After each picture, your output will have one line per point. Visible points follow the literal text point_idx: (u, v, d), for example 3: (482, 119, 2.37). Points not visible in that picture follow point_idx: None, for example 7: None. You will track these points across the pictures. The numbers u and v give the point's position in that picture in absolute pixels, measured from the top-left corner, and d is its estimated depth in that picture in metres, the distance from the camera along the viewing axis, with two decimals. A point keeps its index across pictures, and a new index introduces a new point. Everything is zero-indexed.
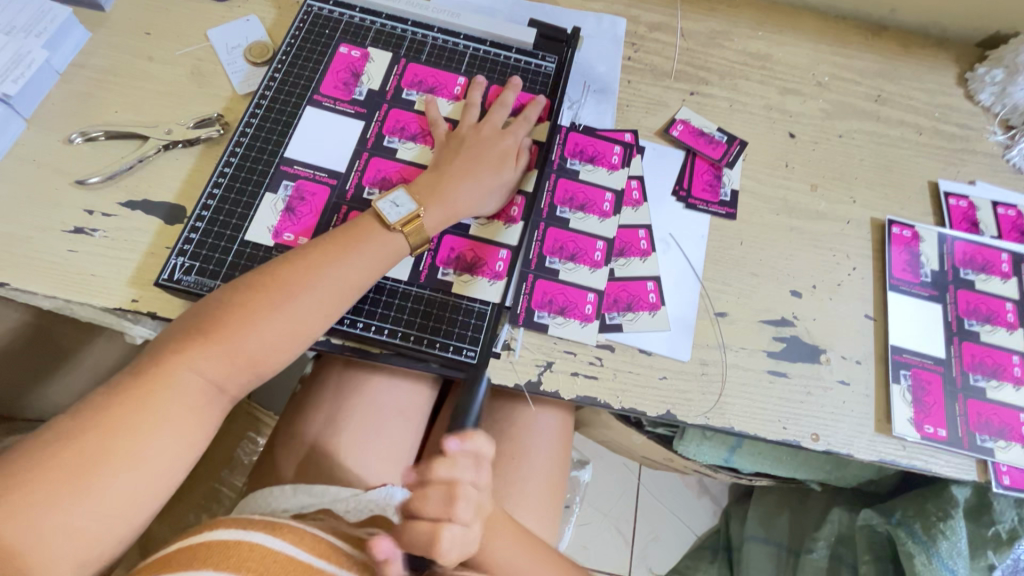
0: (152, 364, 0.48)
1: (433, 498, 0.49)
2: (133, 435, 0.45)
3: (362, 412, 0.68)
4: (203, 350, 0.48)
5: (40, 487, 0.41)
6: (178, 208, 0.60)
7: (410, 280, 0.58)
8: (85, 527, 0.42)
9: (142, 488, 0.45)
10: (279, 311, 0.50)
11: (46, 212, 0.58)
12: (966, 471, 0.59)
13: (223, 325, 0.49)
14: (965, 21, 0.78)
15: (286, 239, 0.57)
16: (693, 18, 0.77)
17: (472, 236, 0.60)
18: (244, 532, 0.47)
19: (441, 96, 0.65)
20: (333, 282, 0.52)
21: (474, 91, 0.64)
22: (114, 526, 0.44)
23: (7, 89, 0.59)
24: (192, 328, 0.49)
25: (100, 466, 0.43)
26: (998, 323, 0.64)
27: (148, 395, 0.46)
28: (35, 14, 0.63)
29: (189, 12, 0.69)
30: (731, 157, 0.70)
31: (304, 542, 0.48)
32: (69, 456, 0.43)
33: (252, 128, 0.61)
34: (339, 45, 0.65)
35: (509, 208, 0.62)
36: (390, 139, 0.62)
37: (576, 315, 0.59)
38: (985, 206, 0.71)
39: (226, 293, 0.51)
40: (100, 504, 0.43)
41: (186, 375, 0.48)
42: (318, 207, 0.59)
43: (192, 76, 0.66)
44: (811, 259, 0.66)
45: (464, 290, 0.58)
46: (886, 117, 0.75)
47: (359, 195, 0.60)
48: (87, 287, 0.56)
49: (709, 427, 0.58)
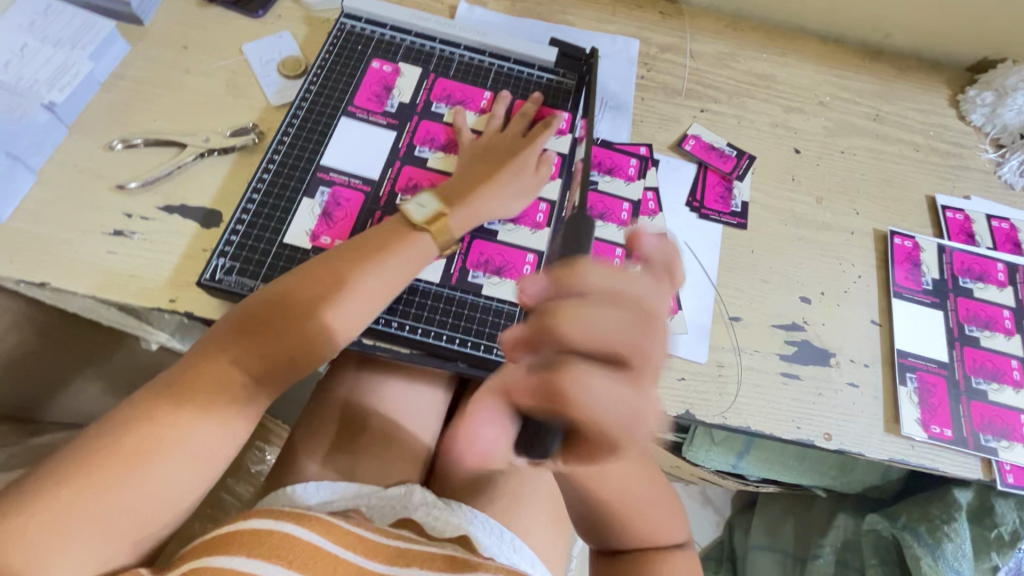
0: (197, 360, 0.50)
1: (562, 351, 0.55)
2: (183, 427, 0.47)
3: (383, 413, 0.69)
4: (248, 347, 0.51)
5: (96, 473, 0.43)
6: (215, 213, 0.62)
7: (441, 281, 0.60)
8: (138, 510, 0.45)
9: (190, 475, 0.47)
10: (319, 311, 0.53)
11: (86, 215, 0.60)
12: (972, 470, 0.61)
13: (267, 322, 0.51)
14: (957, 48, 0.83)
15: (323, 242, 0.59)
16: (701, 41, 0.82)
17: (498, 240, 0.63)
18: (274, 522, 0.48)
19: (468, 109, 0.68)
20: (370, 282, 0.55)
21: (499, 104, 0.68)
22: (164, 511, 0.46)
23: (53, 98, 0.62)
24: (235, 325, 0.51)
25: (151, 455, 0.45)
26: (996, 329, 0.67)
27: (196, 390, 0.48)
28: (80, 27, 0.66)
29: (225, 28, 0.72)
30: (740, 171, 0.73)
31: (331, 534, 0.50)
32: (121, 447, 0.45)
33: (289, 137, 0.64)
34: (372, 60, 0.69)
35: (534, 215, 0.65)
36: (421, 149, 0.65)
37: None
38: (980, 219, 0.74)
39: (267, 292, 0.53)
40: (152, 490, 0.45)
41: (231, 370, 0.50)
42: (352, 213, 0.61)
43: (228, 88, 0.69)
44: (819, 268, 0.69)
45: (493, 292, 0.61)
46: (885, 135, 0.79)
47: (392, 202, 0.62)
48: (124, 287, 0.58)
49: (726, 426, 0.60)
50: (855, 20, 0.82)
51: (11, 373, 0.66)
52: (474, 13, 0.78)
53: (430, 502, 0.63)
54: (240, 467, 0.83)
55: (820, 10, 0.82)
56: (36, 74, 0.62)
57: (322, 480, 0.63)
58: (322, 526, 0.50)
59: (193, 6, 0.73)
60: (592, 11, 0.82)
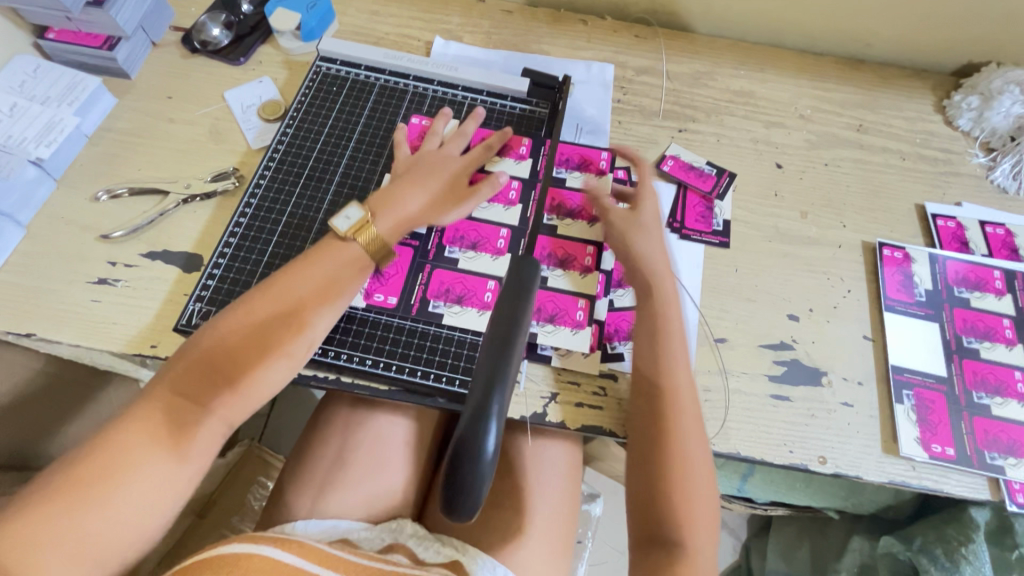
0: (156, 397, 0.50)
1: (639, 228, 0.63)
2: (143, 450, 0.47)
3: (368, 451, 0.67)
4: (203, 384, 0.51)
5: (58, 499, 0.44)
6: (196, 258, 0.63)
7: (404, 311, 0.61)
8: (100, 537, 0.44)
9: (152, 500, 0.47)
10: (271, 344, 0.53)
11: (71, 265, 0.62)
12: (978, 490, 0.59)
13: (221, 358, 0.51)
14: (939, 55, 0.82)
15: (378, 300, 0.61)
16: (678, 61, 0.82)
17: (460, 269, 0.63)
18: (256, 546, 0.46)
19: (508, 157, 0.69)
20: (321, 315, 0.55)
21: (438, 122, 0.68)
22: (128, 537, 0.46)
23: (41, 154, 0.64)
24: (189, 358, 0.51)
25: (113, 480, 0.45)
26: (997, 340, 0.65)
27: (162, 419, 0.49)
28: (67, 83, 0.68)
29: (207, 77, 0.75)
30: (721, 189, 0.73)
31: (311, 554, 0.48)
32: (82, 472, 0.45)
33: (265, 180, 0.66)
34: (411, 116, 0.71)
35: (496, 240, 0.64)
36: (451, 249, 0.64)
37: (567, 321, 0.61)
38: (973, 226, 0.72)
39: (217, 327, 0.53)
40: (114, 517, 0.45)
41: (189, 404, 0.50)
42: (404, 268, 0.63)
43: (210, 134, 0.71)
44: (807, 284, 0.68)
45: (457, 322, 0.61)
46: (869, 145, 0.78)
47: (441, 253, 0.64)
48: (107, 334, 0.59)
49: (715, 453, 0.59)
50: (832, 33, 0.82)
51: (5, 423, 0.67)
52: (450, 48, 0.80)
53: (422, 534, 0.61)
54: (243, 504, 0.83)
55: (796, 24, 0.82)
56: (24, 131, 0.64)
57: (311, 519, 0.62)
58: (301, 547, 0.48)
59: (178, 57, 0.76)
60: (568, 38, 0.83)
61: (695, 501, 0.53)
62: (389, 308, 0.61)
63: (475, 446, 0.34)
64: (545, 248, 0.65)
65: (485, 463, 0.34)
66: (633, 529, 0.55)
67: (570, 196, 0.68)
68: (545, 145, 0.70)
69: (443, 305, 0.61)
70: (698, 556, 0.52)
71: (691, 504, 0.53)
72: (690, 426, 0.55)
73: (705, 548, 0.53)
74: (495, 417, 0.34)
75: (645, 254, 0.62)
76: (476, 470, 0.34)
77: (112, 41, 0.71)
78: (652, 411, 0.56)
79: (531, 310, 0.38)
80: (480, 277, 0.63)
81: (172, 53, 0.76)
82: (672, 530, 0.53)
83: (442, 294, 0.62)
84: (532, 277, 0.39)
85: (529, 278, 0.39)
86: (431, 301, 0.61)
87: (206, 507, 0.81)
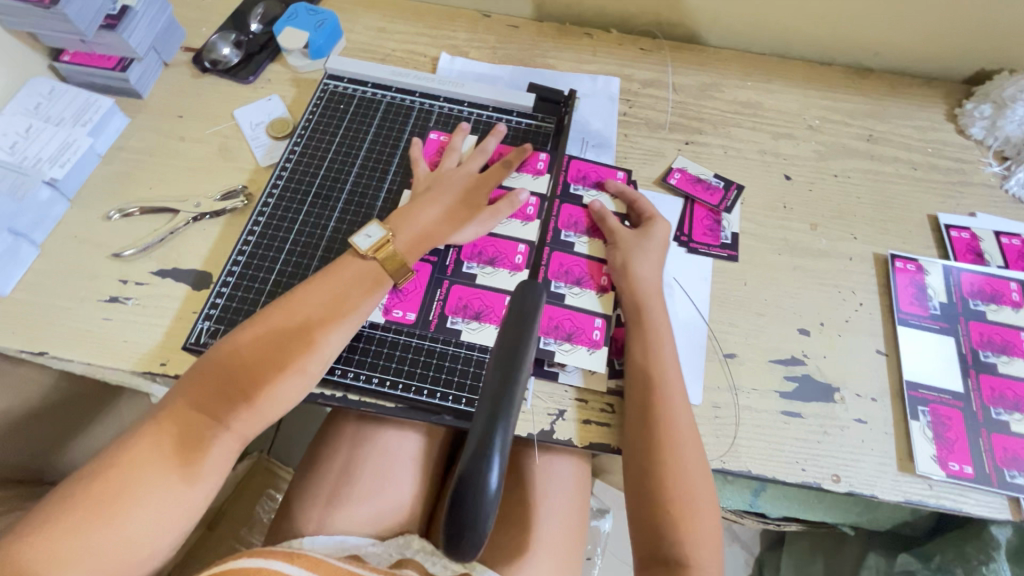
0: (167, 415, 0.50)
1: (636, 249, 0.63)
2: (152, 469, 0.47)
3: (375, 466, 0.67)
4: (217, 401, 0.51)
5: (69, 519, 0.44)
6: (205, 275, 0.64)
7: (422, 327, 0.61)
8: (109, 558, 0.44)
9: (161, 521, 0.47)
10: (280, 363, 0.53)
11: (83, 283, 0.63)
12: (997, 509, 0.57)
13: (235, 375, 0.52)
14: (950, 63, 0.81)
15: (396, 316, 0.61)
16: (684, 73, 0.82)
17: (479, 284, 0.63)
18: (265, 561, 0.46)
19: (526, 172, 0.69)
20: (331, 333, 0.55)
21: (456, 138, 0.69)
22: (137, 558, 0.46)
23: (55, 174, 0.65)
24: (201, 376, 0.51)
25: (124, 499, 0.46)
26: (1015, 354, 0.63)
27: (169, 438, 0.49)
28: (81, 104, 0.70)
29: (218, 95, 0.76)
30: (729, 202, 0.72)
31: (320, 568, 0.48)
32: (93, 491, 0.45)
33: (274, 198, 0.67)
34: (430, 132, 0.72)
35: (513, 256, 0.64)
36: (469, 264, 0.64)
37: (584, 340, 0.61)
38: (988, 237, 0.71)
39: (232, 344, 0.53)
40: (124, 537, 0.45)
41: (199, 423, 0.50)
42: (422, 284, 0.63)
43: (220, 152, 0.72)
44: (817, 297, 0.67)
45: (474, 338, 0.61)
46: (879, 155, 0.77)
47: (459, 269, 0.64)
48: (117, 352, 0.59)
49: (725, 471, 0.58)
50: (840, 43, 0.81)
51: (18, 438, 0.67)
52: (456, 64, 0.80)
53: (429, 550, 0.62)
54: (252, 517, 0.83)
55: (803, 35, 0.81)
56: (39, 152, 0.65)
57: (318, 536, 0.62)
58: (309, 561, 0.48)
59: (189, 76, 0.77)
60: (573, 52, 0.83)
61: (694, 514, 0.52)
62: (408, 325, 0.61)
63: (478, 482, 0.33)
64: (563, 265, 0.65)
65: (489, 499, 0.33)
66: (636, 548, 0.54)
67: (587, 214, 0.68)
68: (563, 161, 0.70)
69: (461, 321, 0.61)
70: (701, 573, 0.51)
71: (689, 517, 0.52)
72: (685, 438, 0.55)
73: (709, 563, 0.52)
74: (499, 451, 0.34)
75: (641, 274, 0.62)
76: (479, 503, 0.33)
77: (125, 62, 0.72)
78: (641, 423, 0.56)
79: (537, 335, 0.37)
80: (498, 293, 0.63)
81: (183, 72, 0.77)
82: (671, 545, 0.52)
83: (461, 309, 0.62)
84: (536, 300, 0.37)
85: (534, 303, 0.37)
86: (450, 316, 0.61)
87: (217, 518, 0.81)
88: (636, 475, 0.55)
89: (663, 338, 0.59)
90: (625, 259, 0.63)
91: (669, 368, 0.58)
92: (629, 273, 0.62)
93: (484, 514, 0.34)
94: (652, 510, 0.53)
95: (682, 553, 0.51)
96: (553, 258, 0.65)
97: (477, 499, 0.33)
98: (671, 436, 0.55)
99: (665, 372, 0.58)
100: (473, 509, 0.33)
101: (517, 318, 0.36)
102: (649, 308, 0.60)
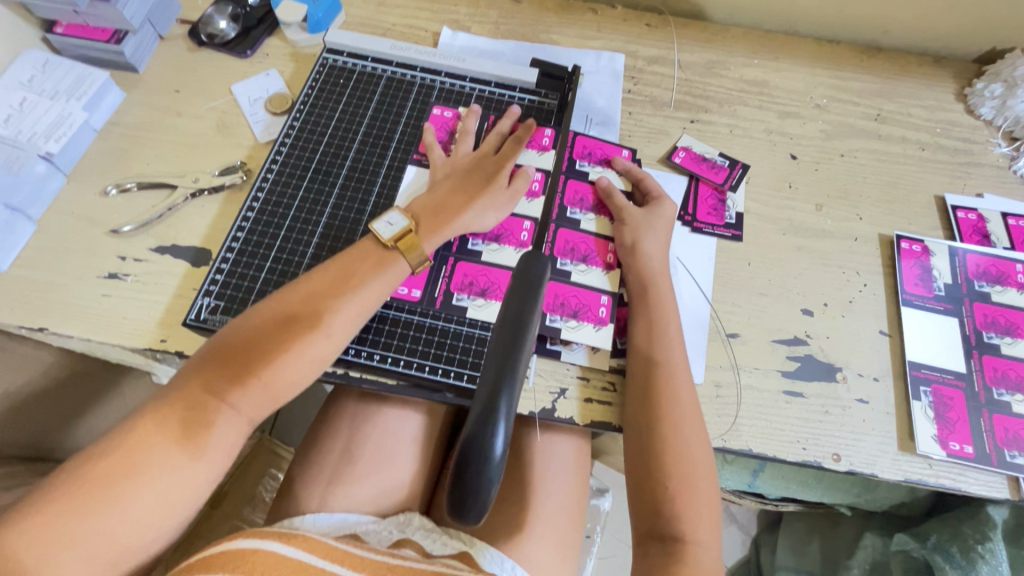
0: (175, 394, 0.50)
1: (644, 229, 0.63)
2: (158, 446, 0.47)
3: (377, 444, 0.67)
4: (223, 380, 0.51)
5: (75, 495, 0.44)
6: (205, 252, 0.63)
7: (426, 303, 0.60)
8: (115, 534, 0.44)
9: (167, 497, 0.47)
10: (287, 342, 0.52)
11: (81, 259, 0.62)
12: (996, 488, 0.58)
13: (241, 354, 0.51)
14: (961, 41, 0.79)
15: (400, 293, 0.61)
16: (690, 50, 0.80)
17: (483, 261, 0.62)
18: (260, 541, 0.46)
19: (531, 149, 0.68)
20: (337, 312, 0.54)
21: (469, 119, 0.68)
22: (143, 535, 0.46)
23: (50, 148, 0.64)
24: (209, 356, 0.52)
25: (129, 477, 0.46)
26: (1018, 335, 0.63)
27: (177, 415, 0.49)
28: (75, 77, 0.68)
29: (215, 70, 0.74)
30: (733, 181, 0.71)
31: (317, 548, 0.48)
32: (99, 467, 0.45)
33: (273, 173, 0.66)
34: (434, 108, 0.70)
35: (519, 232, 0.64)
36: (474, 241, 0.63)
37: (590, 317, 0.60)
38: (995, 218, 0.70)
39: (242, 322, 0.53)
40: (130, 515, 0.45)
41: (207, 402, 0.50)
42: None
43: (217, 128, 0.70)
44: (821, 278, 0.67)
45: (478, 315, 0.60)
46: (887, 135, 0.76)
47: (464, 246, 0.63)
48: (116, 328, 0.59)
49: (726, 449, 0.58)
50: (850, 20, 0.79)
51: (21, 415, 0.67)
52: (457, 39, 0.79)
53: (430, 527, 0.62)
54: (253, 495, 0.83)
55: (813, 11, 0.79)
56: (34, 126, 0.64)
57: (319, 513, 0.62)
58: (306, 542, 0.48)
59: (185, 50, 0.75)
60: (577, 27, 0.81)
61: (692, 489, 0.53)
62: (412, 302, 0.60)
63: (483, 448, 0.32)
64: (569, 242, 0.64)
65: (493, 467, 0.33)
66: (635, 524, 0.54)
67: (594, 190, 0.67)
68: (567, 136, 0.69)
69: (467, 298, 0.61)
70: (698, 549, 0.51)
71: (688, 492, 0.53)
72: (686, 415, 0.55)
73: (708, 540, 0.52)
74: (503, 419, 0.33)
75: (647, 253, 0.61)
76: (482, 472, 0.33)
77: (119, 34, 0.70)
78: (644, 399, 0.56)
79: (540, 307, 0.36)
80: (503, 270, 0.62)
81: (179, 46, 0.75)
82: (669, 521, 0.52)
83: (466, 286, 0.61)
84: (541, 272, 0.37)
85: (536, 276, 0.37)
86: (455, 293, 0.61)
87: (219, 498, 0.81)
88: (639, 453, 0.54)
89: (669, 317, 0.59)
90: (631, 238, 0.62)
91: (675, 347, 0.58)
92: (635, 252, 0.62)
93: (489, 484, 0.33)
94: (654, 489, 0.53)
95: (681, 530, 0.52)
96: (558, 235, 0.64)
97: (479, 467, 0.33)
98: (674, 414, 0.55)
99: (670, 351, 0.57)
100: (476, 479, 0.33)
101: (522, 288, 0.36)
102: (654, 286, 0.60)
